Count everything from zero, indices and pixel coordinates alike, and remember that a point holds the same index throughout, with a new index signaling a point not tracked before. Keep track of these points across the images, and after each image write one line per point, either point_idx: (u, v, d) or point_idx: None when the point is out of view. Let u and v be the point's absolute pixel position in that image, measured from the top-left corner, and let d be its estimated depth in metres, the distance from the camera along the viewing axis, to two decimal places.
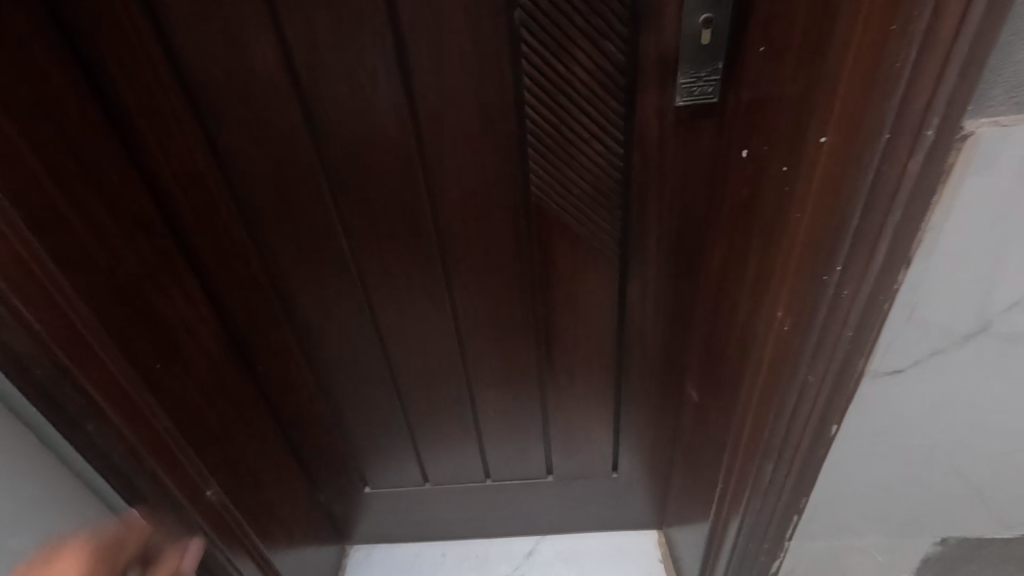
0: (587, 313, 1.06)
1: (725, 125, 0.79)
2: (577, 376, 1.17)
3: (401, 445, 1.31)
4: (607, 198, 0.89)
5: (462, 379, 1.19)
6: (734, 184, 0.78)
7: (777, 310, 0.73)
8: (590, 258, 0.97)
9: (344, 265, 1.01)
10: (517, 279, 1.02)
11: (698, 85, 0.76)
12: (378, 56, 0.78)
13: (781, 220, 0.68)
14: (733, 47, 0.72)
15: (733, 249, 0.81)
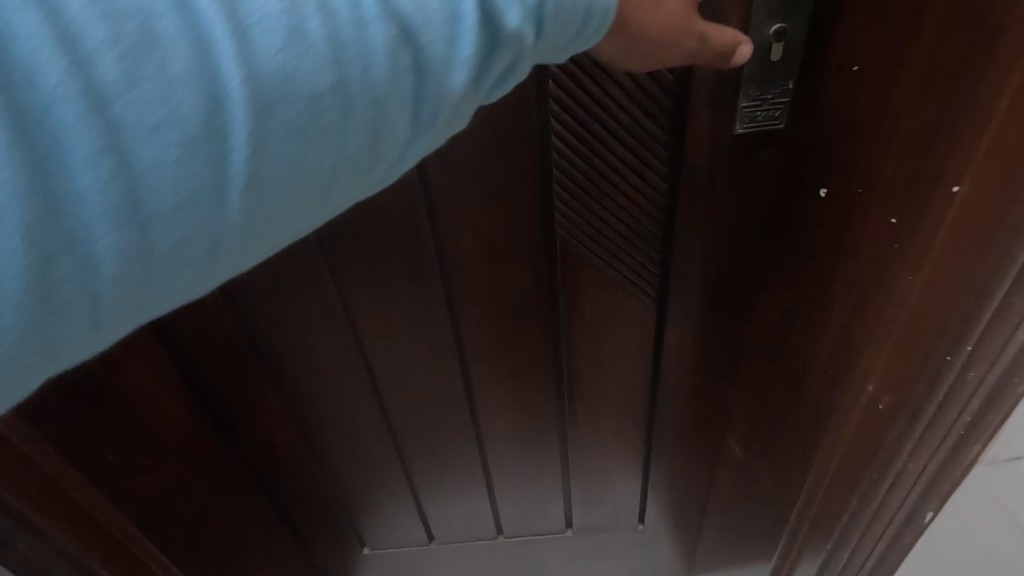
0: (617, 364, 0.93)
1: (796, 155, 0.62)
2: (602, 429, 1.04)
3: (402, 508, 1.16)
4: (644, 237, 0.76)
5: (470, 434, 1.05)
6: (806, 223, 0.64)
7: (871, 382, 0.60)
8: (621, 305, 0.84)
9: (336, 320, 0.86)
10: (536, 325, 0.88)
11: (763, 108, 0.60)
12: None
13: (888, 275, 0.55)
14: (815, 62, 0.56)
15: (803, 300, 0.67)
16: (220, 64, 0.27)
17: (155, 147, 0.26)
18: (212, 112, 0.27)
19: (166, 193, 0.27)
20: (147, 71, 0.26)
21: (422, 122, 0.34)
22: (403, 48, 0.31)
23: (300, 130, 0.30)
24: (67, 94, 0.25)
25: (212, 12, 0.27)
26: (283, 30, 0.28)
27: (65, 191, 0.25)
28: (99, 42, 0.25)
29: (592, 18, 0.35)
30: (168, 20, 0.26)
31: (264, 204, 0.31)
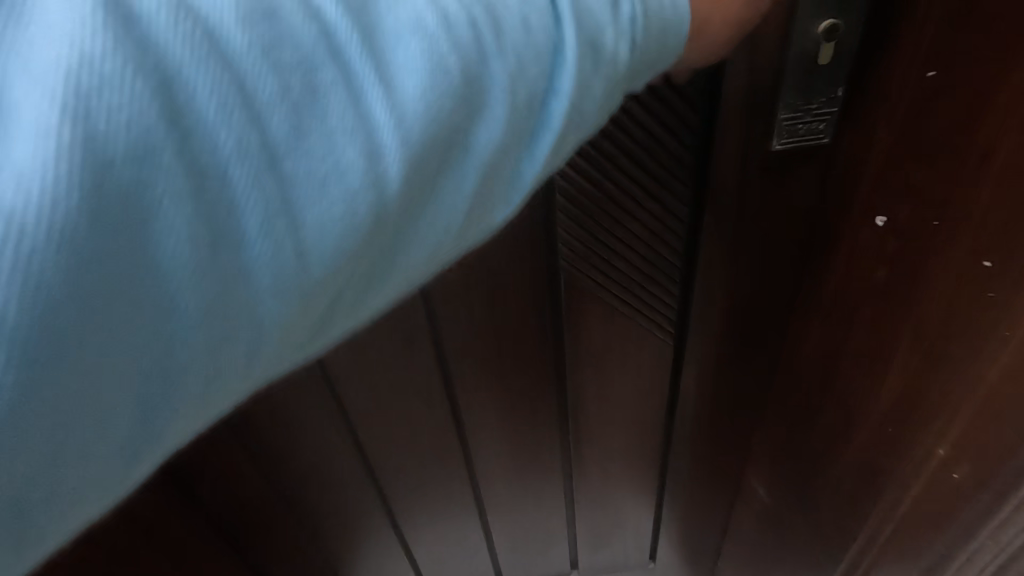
0: (628, 403, 0.83)
1: (841, 174, 0.52)
2: (612, 469, 0.94)
3: (392, 563, 1.05)
4: (660, 269, 0.67)
5: (465, 475, 0.93)
6: (853, 253, 0.54)
7: (942, 447, 0.50)
8: (632, 340, 0.75)
9: (307, 377, 0.74)
10: (538, 364, 0.78)
11: (805, 121, 0.49)
12: None
13: (965, 322, 0.45)
14: (875, 63, 0.44)
15: (851, 342, 0.57)
16: (373, 112, 0.23)
17: (319, 209, 0.22)
18: (372, 165, 0.23)
19: (326, 261, 0.23)
20: (310, 122, 0.22)
21: (539, 158, 0.29)
22: (528, 78, 0.26)
23: (438, 178, 0.26)
24: (237, 155, 0.21)
25: (359, 49, 0.23)
26: (427, 68, 0.24)
27: (232, 268, 0.22)
28: (265, 92, 0.21)
29: (669, 39, 0.31)
30: (323, 62, 0.22)
31: (396, 260, 0.27)
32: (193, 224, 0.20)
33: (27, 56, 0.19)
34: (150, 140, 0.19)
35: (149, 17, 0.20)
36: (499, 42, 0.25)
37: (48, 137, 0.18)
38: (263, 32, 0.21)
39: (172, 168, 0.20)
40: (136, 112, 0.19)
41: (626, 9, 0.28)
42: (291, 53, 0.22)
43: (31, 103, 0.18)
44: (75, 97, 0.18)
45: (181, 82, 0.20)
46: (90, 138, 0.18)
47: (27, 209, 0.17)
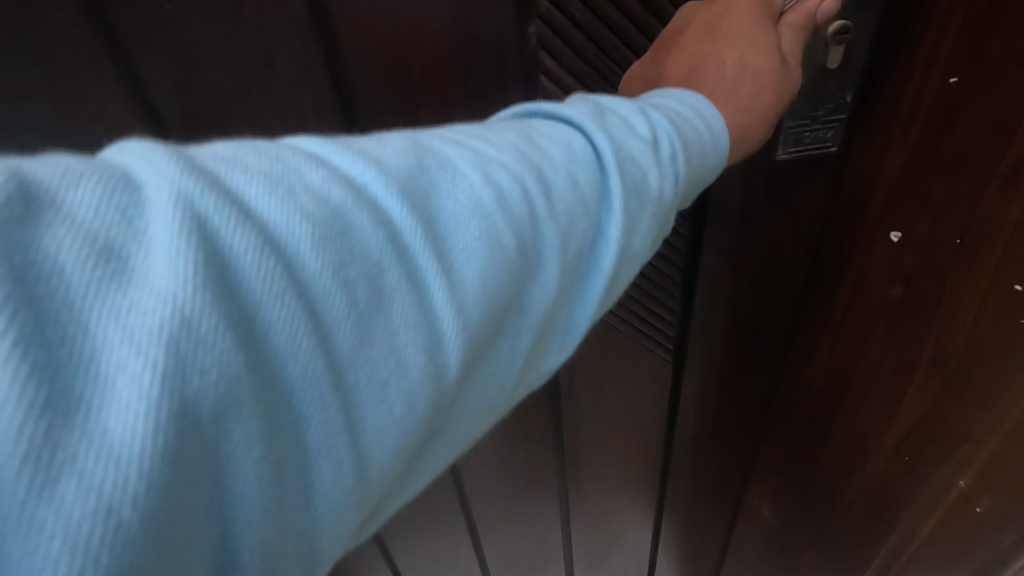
0: (624, 436, 0.77)
1: (848, 185, 0.44)
2: (609, 495, 0.89)
3: None
4: (653, 315, 0.60)
5: (464, 531, 0.85)
6: (865, 272, 0.47)
7: (963, 479, 0.49)
8: (623, 381, 0.68)
9: None
10: (532, 414, 0.70)
11: (812, 127, 0.41)
12: (292, 117, 0.39)
13: (999, 355, 0.42)
14: (888, 61, 0.37)
15: (862, 366, 0.52)
16: (434, 307, 0.19)
17: (385, 425, 0.19)
18: (434, 363, 0.19)
19: (383, 465, 0.19)
20: (379, 332, 0.18)
21: (591, 302, 0.26)
22: (575, 237, 0.24)
23: (492, 351, 0.23)
24: (305, 387, 0.17)
25: (422, 239, 0.20)
26: (484, 247, 0.21)
27: (291, 503, 0.17)
28: (333, 309, 0.17)
29: (709, 152, 0.30)
30: (390, 261, 0.19)
31: (445, 443, 0.23)
32: (267, 475, 0.16)
33: (103, 311, 0.15)
34: (237, 391, 0.16)
35: (224, 241, 0.16)
36: (551, 206, 0.23)
37: (135, 413, 0.14)
38: (332, 234, 0.18)
39: (247, 413, 0.16)
40: (217, 355, 0.15)
41: (667, 149, 0.27)
42: (358, 256, 0.18)
43: (117, 376, 0.14)
44: (161, 359, 0.15)
45: (256, 315, 0.16)
46: (173, 402, 0.15)
47: (116, 506, 0.14)
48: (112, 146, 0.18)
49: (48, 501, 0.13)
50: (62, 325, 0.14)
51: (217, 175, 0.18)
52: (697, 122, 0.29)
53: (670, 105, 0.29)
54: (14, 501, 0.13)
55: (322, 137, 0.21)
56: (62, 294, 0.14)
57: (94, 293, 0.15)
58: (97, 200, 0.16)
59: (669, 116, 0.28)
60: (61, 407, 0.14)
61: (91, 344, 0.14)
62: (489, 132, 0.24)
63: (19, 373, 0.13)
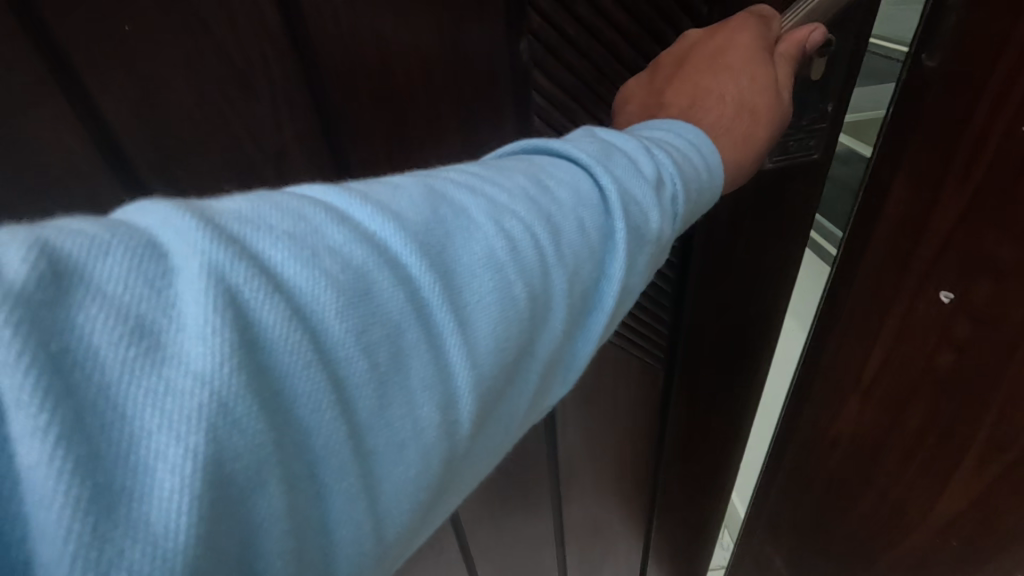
0: (622, 472, 0.73)
1: (888, 234, 0.41)
2: (609, 543, 0.84)
3: None
4: (642, 343, 0.58)
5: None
6: (905, 332, 0.43)
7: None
8: (617, 415, 0.66)
9: None
10: (529, 451, 0.66)
11: (794, 137, 0.42)
12: (271, 144, 0.37)
13: None
14: (931, 95, 0.35)
15: (898, 436, 0.47)
16: (450, 361, 0.19)
17: (406, 493, 0.18)
18: (449, 422, 0.19)
19: (403, 529, 0.18)
20: (401, 396, 0.18)
21: (593, 337, 0.27)
22: (580, 279, 0.26)
23: (503, 400, 0.22)
24: (332, 462, 0.16)
25: (440, 294, 0.19)
26: (497, 297, 0.21)
27: None
28: (358, 376, 0.17)
29: (706, 185, 0.32)
30: (410, 323, 0.18)
31: (453, 502, 0.22)
32: (296, 557, 0.15)
33: (139, 396, 0.14)
34: (264, 471, 0.14)
35: (253, 312, 0.16)
36: (560, 251, 0.24)
37: (176, 503, 0.13)
38: (357, 299, 0.17)
39: (274, 495, 0.15)
40: (243, 441, 0.14)
41: (668, 187, 0.29)
42: (382, 319, 0.17)
43: (155, 466, 0.13)
44: (199, 448, 0.14)
45: (282, 387, 0.15)
46: (213, 489, 0.14)
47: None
48: (133, 202, 0.17)
49: None
50: (102, 414, 0.13)
51: (240, 240, 0.17)
52: (698, 162, 0.32)
53: (672, 145, 0.32)
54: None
55: (336, 187, 0.20)
56: (96, 382, 0.13)
57: (125, 378, 0.14)
58: (124, 269, 0.15)
59: (673, 156, 0.31)
60: (103, 505, 0.13)
61: (128, 435, 0.13)
62: (499, 175, 0.25)
63: (66, 468, 0.12)
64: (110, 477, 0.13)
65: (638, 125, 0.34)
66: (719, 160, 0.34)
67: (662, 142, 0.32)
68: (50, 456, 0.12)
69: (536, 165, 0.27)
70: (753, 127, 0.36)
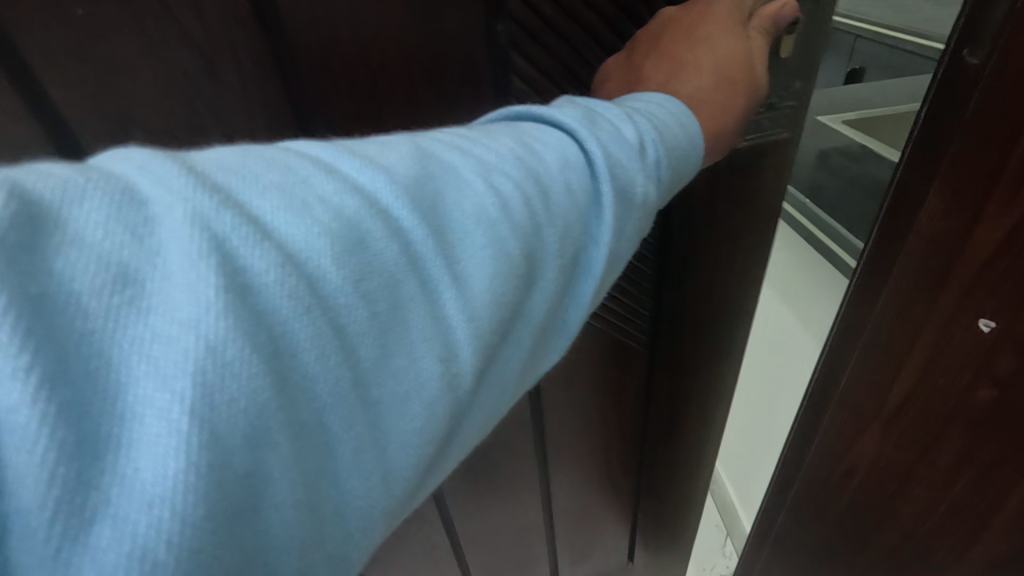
0: (610, 456, 0.74)
1: (914, 261, 0.35)
2: (598, 529, 0.84)
3: None
4: (628, 328, 0.58)
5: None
6: (936, 361, 0.38)
7: None
8: (606, 400, 0.66)
9: None
10: (519, 441, 0.65)
11: (768, 116, 0.43)
12: (242, 129, 0.36)
13: None
14: (976, 100, 0.29)
15: (924, 468, 0.43)
16: (448, 313, 0.19)
17: (411, 444, 0.17)
18: (450, 375, 0.18)
19: (411, 482, 0.18)
20: (401, 346, 0.17)
21: (585, 300, 0.27)
22: (570, 240, 0.25)
23: (499, 356, 0.22)
24: (336, 410, 0.15)
25: (433, 247, 0.19)
26: (491, 253, 0.21)
27: (324, 535, 0.15)
28: (358, 324, 0.16)
29: (687, 152, 0.33)
30: (406, 273, 0.18)
31: (453, 459, 0.21)
32: (307, 510, 0.14)
33: (125, 342, 0.13)
34: (268, 419, 0.14)
35: (243, 259, 0.15)
36: (549, 211, 0.24)
37: (169, 449, 0.12)
38: (351, 247, 0.17)
39: (280, 443, 0.14)
40: (242, 385, 0.13)
41: (651, 152, 0.29)
42: (378, 268, 0.17)
43: (146, 413, 0.13)
44: (191, 397, 0.13)
45: (280, 332, 0.14)
46: (215, 435, 0.13)
47: (150, 550, 0.12)
48: (104, 150, 0.16)
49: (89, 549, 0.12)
50: (85, 361, 0.13)
51: (226, 188, 0.16)
52: (679, 129, 0.32)
53: (652, 112, 0.32)
54: (34, 566, 0.11)
55: (321, 142, 0.20)
56: (78, 330, 0.13)
57: (113, 323, 0.13)
58: (102, 213, 0.14)
59: (653, 123, 0.31)
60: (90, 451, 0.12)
61: (118, 382, 0.13)
62: (485, 137, 0.25)
63: (49, 414, 0.12)
64: (101, 423, 0.12)
65: (618, 98, 0.34)
66: (699, 129, 0.34)
67: (643, 109, 0.32)
68: (32, 401, 0.11)
69: (520, 129, 0.27)
70: (726, 99, 0.37)
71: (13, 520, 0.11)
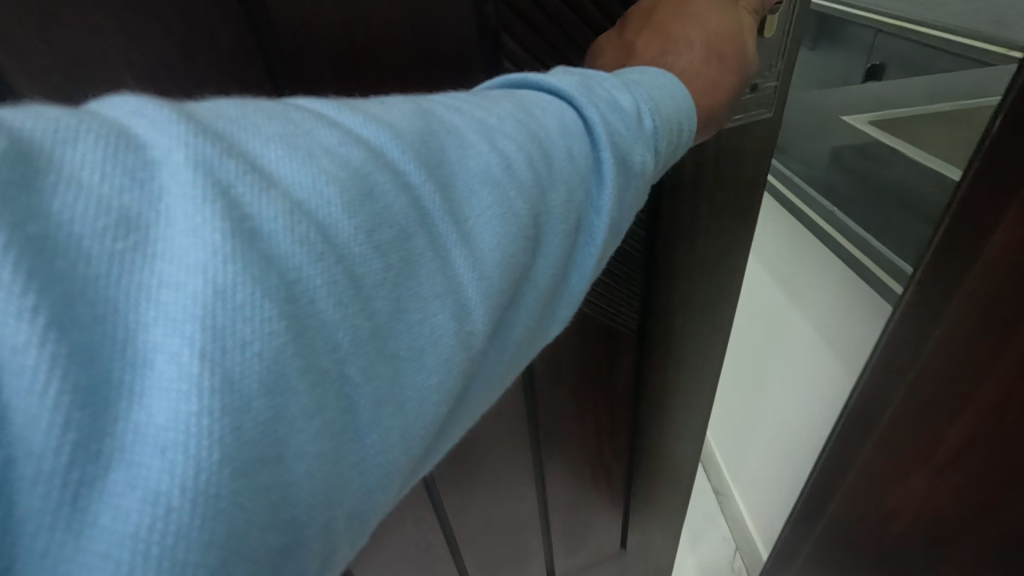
0: (604, 443, 0.74)
1: (985, 275, 0.39)
2: (591, 517, 0.84)
3: None
4: (622, 318, 0.59)
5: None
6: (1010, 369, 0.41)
7: None
8: (600, 387, 0.66)
9: None
10: (514, 429, 0.64)
11: (754, 98, 0.44)
12: None
13: None
14: None
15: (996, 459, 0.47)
16: (459, 273, 0.18)
17: (429, 400, 0.17)
18: (464, 332, 0.18)
19: (427, 439, 0.17)
20: (415, 300, 0.17)
21: (587, 268, 0.27)
22: (574, 205, 0.25)
23: (506, 318, 0.22)
24: (356, 359, 0.15)
25: (441, 204, 0.19)
26: (499, 215, 0.20)
27: (342, 494, 0.15)
28: (373, 275, 0.16)
29: (683, 123, 0.32)
30: (416, 226, 0.17)
31: (465, 419, 0.21)
32: (326, 462, 0.14)
33: (131, 288, 0.12)
34: (284, 366, 0.13)
35: (250, 206, 0.14)
36: (552, 174, 0.24)
37: (182, 393, 0.12)
38: (361, 198, 0.16)
39: (300, 391, 0.13)
40: (253, 329, 0.13)
41: (647, 121, 0.29)
42: (389, 219, 0.16)
43: (155, 357, 0.12)
44: (203, 342, 0.12)
45: (294, 279, 0.14)
46: (228, 380, 0.12)
47: (165, 494, 0.11)
48: (98, 97, 0.15)
49: (100, 496, 0.11)
50: (91, 306, 0.12)
51: (229, 138, 0.15)
52: (676, 99, 0.32)
53: (647, 80, 0.31)
54: (44, 513, 0.11)
55: (320, 99, 0.19)
56: (83, 272, 0.12)
57: (118, 266, 0.12)
58: (100, 157, 0.13)
59: (648, 91, 0.30)
60: (95, 398, 0.11)
61: (123, 326, 0.12)
62: (483, 101, 0.25)
63: (59, 356, 0.11)
64: (107, 369, 0.12)
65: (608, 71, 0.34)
66: (692, 103, 0.33)
67: (636, 75, 0.31)
68: (40, 341, 0.11)
69: (517, 96, 0.26)
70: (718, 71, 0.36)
71: (20, 465, 0.11)
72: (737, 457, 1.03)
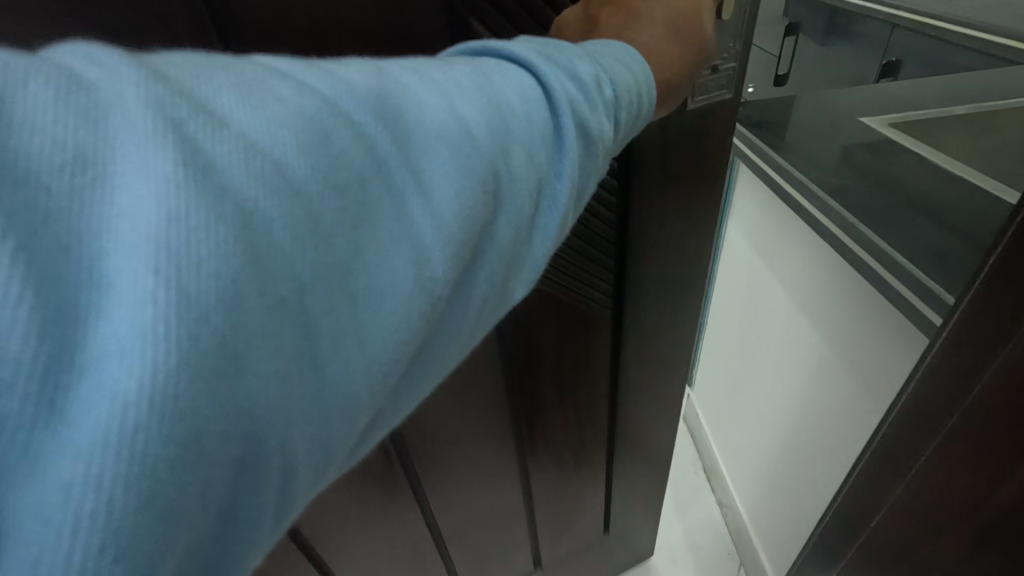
0: (585, 428, 0.75)
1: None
2: (575, 502, 0.85)
3: None
4: (601, 302, 0.60)
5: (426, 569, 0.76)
6: None
7: None
8: (579, 372, 0.66)
9: None
10: (494, 417, 0.65)
11: (715, 80, 0.46)
12: None
13: None
14: None
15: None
16: (419, 222, 0.19)
17: (388, 339, 0.17)
18: (424, 278, 0.18)
19: (387, 379, 0.18)
20: (371, 242, 0.17)
21: (551, 230, 0.28)
22: (535, 167, 0.26)
23: (467, 270, 0.22)
24: (315, 292, 0.15)
25: (399, 155, 0.19)
26: (458, 169, 0.20)
27: (299, 419, 0.15)
28: (329, 216, 0.16)
29: (643, 94, 0.33)
30: (372, 174, 0.18)
31: (428, 367, 0.22)
32: (284, 385, 0.15)
33: (90, 216, 0.13)
34: (241, 289, 0.14)
35: (205, 144, 0.15)
36: (512, 134, 0.24)
37: (142, 308, 0.12)
38: (315, 143, 0.16)
39: (261, 312, 0.14)
40: (209, 253, 0.13)
41: (607, 90, 0.29)
42: (344, 164, 0.17)
43: (116, 275, 0.12)
44: (160, 261, 0.13)
45: (251, 213, 0.14)
46: (186, 297, 0.13)
47: (128, 403, 0.12)
48: (52, 46, 0.16)
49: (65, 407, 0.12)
50: (51, 228, 0.12)
51: (184, 86, 0.16)
52: (635, 69, 0.32)
53: (607, 50, 0.32)
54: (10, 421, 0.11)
55: (277, 57, 0.20)
56: (40, 198, 0.12)
57: (75, 192, 0.13)
58: (53, 96, 0.13)
59: (606, 60, 0.31)
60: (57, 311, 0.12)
61: (83, 247, 0.13)
62: (443, 66, 0.25)
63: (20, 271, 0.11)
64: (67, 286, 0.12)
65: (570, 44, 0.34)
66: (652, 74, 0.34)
67: (595, 45, 0.32)
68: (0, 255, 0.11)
69: (477, 62, 0.27)
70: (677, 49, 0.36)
71: None
72: (725, 430, 1.08)
